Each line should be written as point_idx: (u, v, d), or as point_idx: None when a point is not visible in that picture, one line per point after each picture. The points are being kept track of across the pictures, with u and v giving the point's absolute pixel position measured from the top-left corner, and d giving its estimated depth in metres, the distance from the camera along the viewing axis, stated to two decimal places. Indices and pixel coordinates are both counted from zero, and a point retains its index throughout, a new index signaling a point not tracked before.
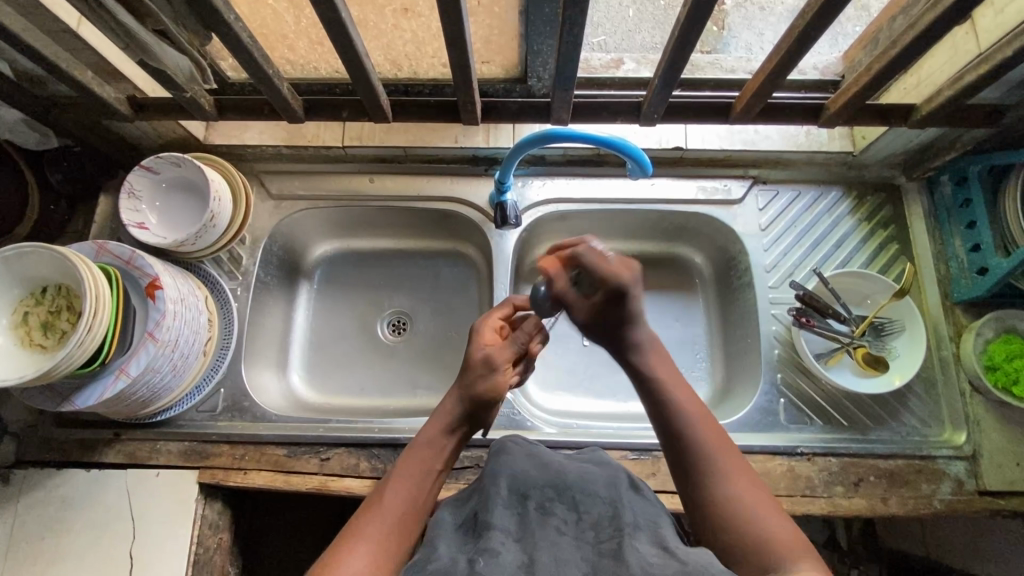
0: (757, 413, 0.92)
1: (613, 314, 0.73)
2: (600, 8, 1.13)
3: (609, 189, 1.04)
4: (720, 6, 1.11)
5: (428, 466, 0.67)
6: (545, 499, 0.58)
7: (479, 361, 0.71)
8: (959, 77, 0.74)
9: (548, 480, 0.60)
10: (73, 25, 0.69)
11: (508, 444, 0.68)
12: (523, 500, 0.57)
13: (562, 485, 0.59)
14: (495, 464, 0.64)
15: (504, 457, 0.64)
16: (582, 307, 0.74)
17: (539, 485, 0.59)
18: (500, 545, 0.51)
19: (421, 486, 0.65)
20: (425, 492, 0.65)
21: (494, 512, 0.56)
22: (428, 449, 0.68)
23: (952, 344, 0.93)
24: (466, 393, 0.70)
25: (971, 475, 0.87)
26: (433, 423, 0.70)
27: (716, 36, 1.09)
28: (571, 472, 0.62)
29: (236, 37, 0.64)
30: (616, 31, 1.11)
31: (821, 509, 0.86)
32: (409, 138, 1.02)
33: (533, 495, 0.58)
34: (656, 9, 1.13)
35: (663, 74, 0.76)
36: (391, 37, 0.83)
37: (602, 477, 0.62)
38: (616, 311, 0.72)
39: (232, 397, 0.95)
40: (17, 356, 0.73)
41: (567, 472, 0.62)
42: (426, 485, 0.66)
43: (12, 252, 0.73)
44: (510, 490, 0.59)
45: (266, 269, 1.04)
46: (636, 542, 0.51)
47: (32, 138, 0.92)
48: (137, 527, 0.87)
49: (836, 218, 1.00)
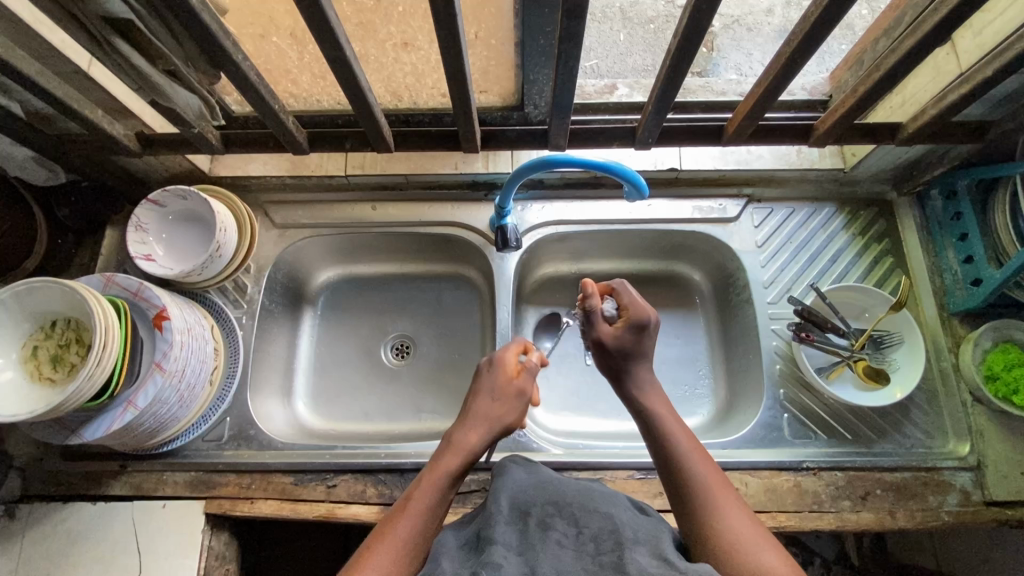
0: (761, 430, 0.93)
1: (630, 344, 0.80)
2: (592, 34, 1.17)
3: (607, 210, 1.05)
4: (708, 30, 1.15)
5: (444, 495, 0.67)
6: (545, 515, 0.58)
7: (513, 392, 0.76)
8: (942, 97, 0.76)
9: (547, 498, 0.60)
10: (84, 66, 0.72)
11: (507, 464, 0.70)
12: (523, 518, 0.58)
13: (563, 502, 0.59)
14: (496, 485, 0.65)
15: (502, 480, 0.65)
16: (604, 332, 0.81)
17: (537, 503, 0.60)
18: (502, 557, 0.52)
19: (437, 515, 0.66)
20: (437, 521, 0.66)
21: (496, 529, 0.56)
22: (447, 474, 0.68)
23: (951, 355, 0.94)
24: (491, 423, 0.73)
25: (978, 486, 0.88)
26: (454, 449, 0.70)
27: (706, 59, 1.13)
28: (570, 489, 0.62)
29: (243, 75, 0.66)
30: (608, 55, 1.15)
31: (830, 524, 0.86)
32: (411, 165, 1.04)
33: (533, 513, 0.58)
34: (647, 34, 1.17)
35: (656, 100, 0.78)
36: (392, 70, 0.87)
37: (602, 495, 0.62)
38: (633, 339, 0.80)
39: (238, 425, 0.95)
40: (27, 390, 0.73)
41: (567, 489, 0.62)
42: (441, 513, 0.66)
43: (22, 285, 0.73)
44: (511, 508, 0.60)
45: (270, 297, 1.05)
46: (637, 556, 0.52)
47: (41, 175, 0.92)
48: (143, 559, 0.87)
49: (831, 234, 1.02)
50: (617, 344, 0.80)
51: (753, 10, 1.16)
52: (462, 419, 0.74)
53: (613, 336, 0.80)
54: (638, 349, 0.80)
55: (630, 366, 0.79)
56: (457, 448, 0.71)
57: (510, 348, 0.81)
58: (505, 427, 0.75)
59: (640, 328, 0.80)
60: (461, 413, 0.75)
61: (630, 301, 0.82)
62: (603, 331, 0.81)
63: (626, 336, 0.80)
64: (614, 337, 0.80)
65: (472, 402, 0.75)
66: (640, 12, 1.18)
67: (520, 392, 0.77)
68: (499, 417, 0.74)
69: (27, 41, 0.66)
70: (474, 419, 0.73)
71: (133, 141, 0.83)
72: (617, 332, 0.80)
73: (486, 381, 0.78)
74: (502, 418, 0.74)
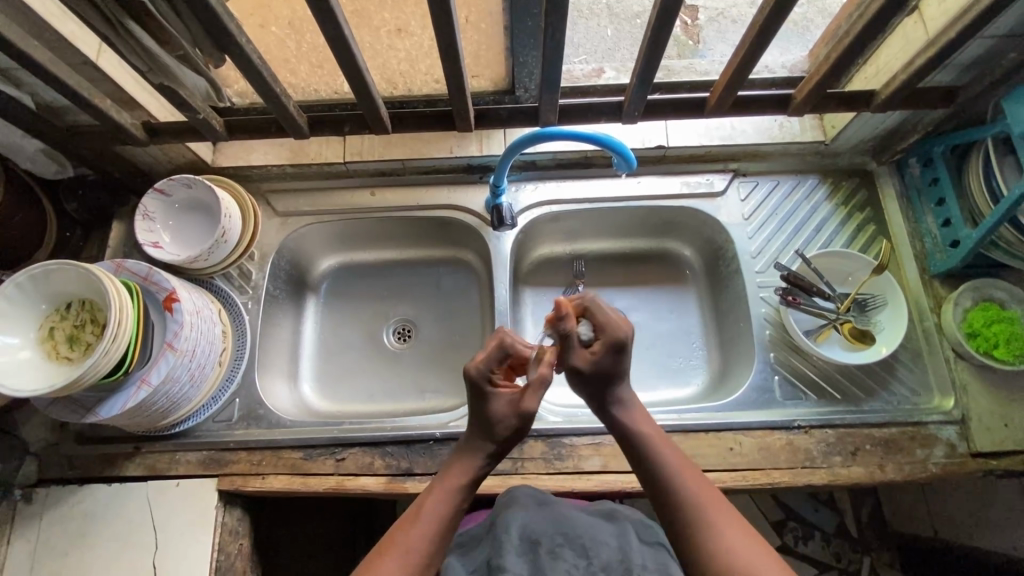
0: (754, 392, 0.96)
1: (609, 366, 0.75)
2: (579, 30, 1.21)
3: (598, 188, 1.09)
4: (693, 23, 1.19)
5: (452, 509, 0.71)
6: (555, 544, 0.76)
7: (506, 414, 0.74)
8: (911, 62, 0.81)
9: (555, 527, 0.78)
10: (92, 56, 0.75)
11: (519, 497, 0.83)
12: (535, 546, 0.76)
13: (573, 535, 0.77)
14: (511, 509, 0.80)
15: (514, 504, 0.82)
16: (579, 358, 0.76)
17: (548, 533, 0.77)
18: None
19: (447, 528, 0.69)
20: (444, 533, 0.69)
21: (507, 558, 0.74)
22: (453, 490, 0.72)
23: (933, 315, 0.98)
24: (491, 441, 0.75)
25: (963, 438, 0.91)
26: (459, 468, 0.74)
27: (692, 50, 1.16)
28: (577, 523, 0.79)
29: (246, 58, 0.69)
30: (596, 51, 1.18)
31: (822, 479, 0.89)
32: (407, 150, 1.07)
33: (545, 542, 0.76)
34: (633, 28, 1.21)
35: (640, 73, 0.81)
36: (386, 57, 0.93)
37: (610, 527, 0.80)
38: (613, 361, 0.75)
39: (247, 406, 0.98)
40: (44, 368, 0.76)
41: (579, 522, 0.79)
42: (450, 526, 0.70)
43: (38, 269, 0.76)
44: (525, 536, 0.77)
45: (275, 283, 1.08)
46: None
47: (51, 169, 0.97)
48: (160, 535, 0.90)
49: (815, 204, 1.06)
50: (597, 371, 0.75)
51: (736, 2, 1.20)
52: (464, 441, 0.76)
53: (590, 361, 0.75)
54: (617, 369, 0.76)
55: (609, 390, 0.77)
56: (462, 466, 0.74)
57: (493, 357, 0.75)
58: (512, 442, 0.76)
59: (618, 352, 0.75)
60: (467, 431, 0.77)
61: (604, 322, 0.77)
62: (581, 357, 0.76)
63: (605, 359, 0.75)
64: (592, 363, 0.75)
65: (474, 423, 0.76)
66: (626, 7, 1.23)
67: (522, 417, 0.73)
68: (505, 436, 0.75)
69: (39, 32, 0.69)
70: (478, 438, 0.75)
71: (140, 130, 0.86)
72: (594, 357, 0.75)
73: (475, 407, 0.75)
74: (499, 434, 0.74)
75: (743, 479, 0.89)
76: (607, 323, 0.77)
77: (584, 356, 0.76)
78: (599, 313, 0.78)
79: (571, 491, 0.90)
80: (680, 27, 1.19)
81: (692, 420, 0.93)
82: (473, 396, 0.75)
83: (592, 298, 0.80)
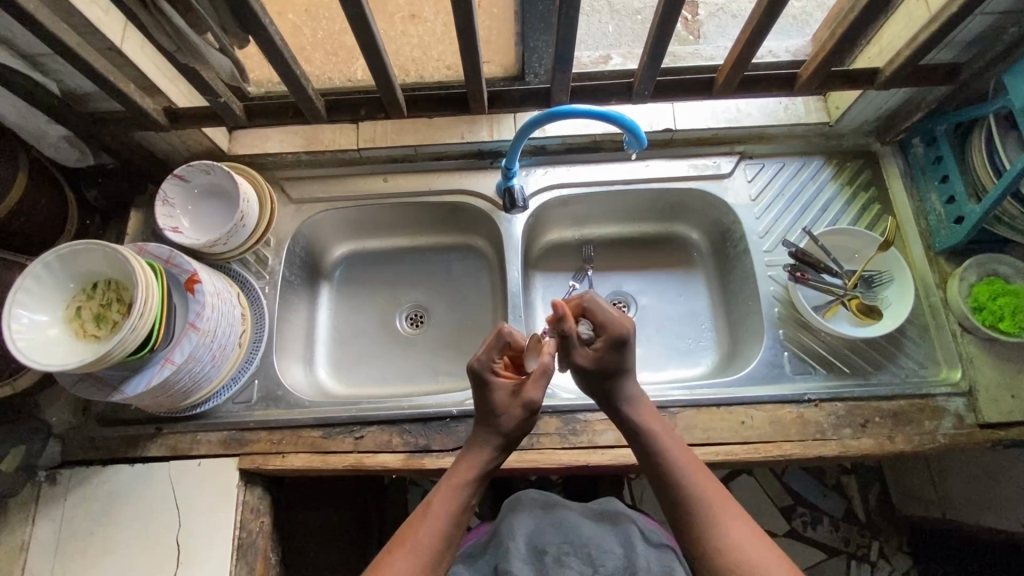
0: (764, 367, 0.98)
1: (612, 363, 0.78)
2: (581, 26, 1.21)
3: (607, 172, 1.11)
4: (694, 19, 1.21)
5: (463, 502, 0.73)
6: (562, 553, 0.85)
7: (517, 405, 0.76)
8: (914, 39, 0.83)
9: (561, 537, 0.86)
10: (117, 41, 0.77)
11: (525, 499, 0.92)
12: (541, 554, 0.84)
13: (578, 543, 0.86)
14: (517, 518, 0.89)
15: (517, 513, 0.90)
16: (582, 355, 0.79)
17: (554, 542, 0.86)
18: None
19: (456, 522, 0.71)
20: (456, 526, 0.71)
21: (515, 564, 0.82)
22: (463, 484, 0.74)
23: (939, 290, 1.00)
24: (496, 436, 0.77)
25: (971, 410, 0.92)
26: (469, 461, 0.76)
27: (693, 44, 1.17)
28: (581, 529, 0.87)
29: (270, 38, 0.71)
30: (597, 47, 1.18)
31: (833, 450, 0.91)
32: (419, 137, 1.10)
33: (550, 550, 0.85)
34: (634, 25, 1.21)
35: (651, 50, 0.83)
36: (399, 43, 0.96)
37: (614, 532, 0.87)
38: (616, 357, 0.78)
39: (266, 387, 1.00)
40: (73, 346, 0.78)
41: (581, 528, 0.87)
42: (460, 519, 0.72)
43: (66, 249, 0.78)
44: (531, 545, 0.85)
45: (290, 269, 1.10)
46: None
47: (72, 155, 0.97)
48: (182, 514, 0.91)
49: (820, 184, 1.08)
50: (602, 367, 0.78)
51: None
52: (471, 435, 0.79)
53: (595, 358, 0.78)
54: (620, 366, 0.78)
55: (613, 385, 0.79)
56: (471, 459, 0.76)
57: (495, 351, 0.78)
58: (517, 435, 0.78)
59: (621, 346, 0.78)
60: (476, 422, 0.79)
61: (605, 319, 0.79)
62: (585, 355, 0.79)
63: (608, 356, 0.78)
64: (595, 361, 0.78)
65: (482, 415, 0.78)
66: (626, 5, 1.24)
67: (526, 407, 0.75)
68: (511, 429, 0.76)
69: (68, 16, 0.72)
70: (488, 431, 0.77)
71: (161, 115, 0.88)
72: (596, 354, 0.78)
73: (480, 396, 0.78)
74: (501, 430, 0.76)
75: (755, 451, 0.90)
76: (607, 318, 0.78)
77: (590, 355, 0.79)
78: (599, 308, 0.80)
79: (585, 465, 0.91)
80: (681, 24, 1.20)
81: (704, 395, 0.95)
82: (477, 386, 0.78)
83: (588, 295, 0.81)
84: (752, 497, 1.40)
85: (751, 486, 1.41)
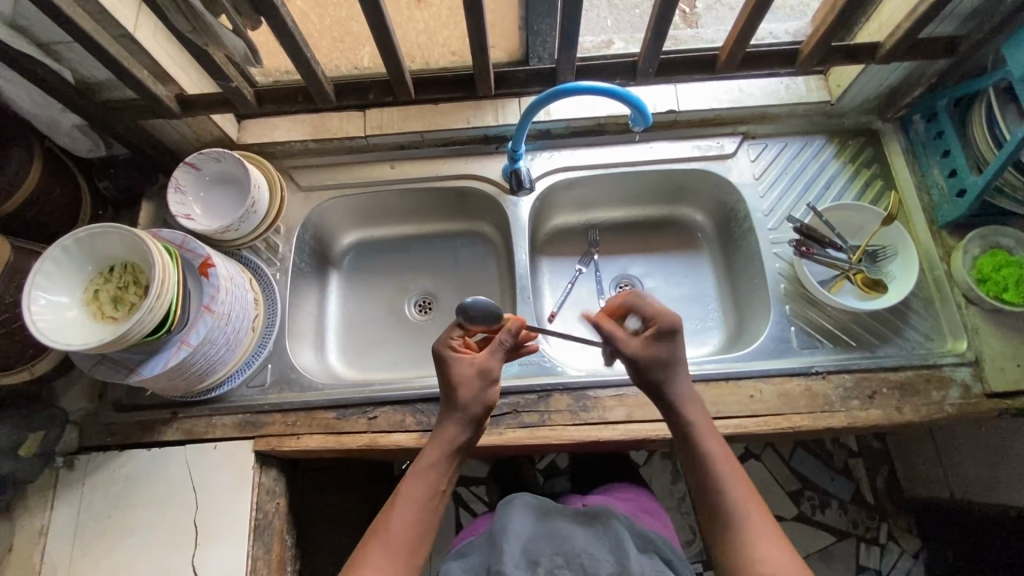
0: (771, 342, 0.99)
1: (664, 352, 0.77)
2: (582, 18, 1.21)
3: (611, 154, 1.12)
4: (692, 11, 1.21)
5: (432, 487, 0.72)
6: (554, 564, 0.79)
7: (473, 374, 0.76)
8: (913, 11, 0.84)
9: (554, 547, 0.82)
10: (131, 28, 0.79)
11: (520, 504, 0.90)
12: (534, 564, 0.79)
13: (571, 554, 0.81)
14: (509, 526, 0.85)
15: (509, 522, 0.86)
16: (627, 345, 0.79)
17: (547, 552, 0.81)
18: None
19: (426, 507, 0.71)
20: (428, 512, 0.71)
21: (507, 567, 0.78)
22: (430, 469, 0.73)
23: (943, 263, 1.01)
24: (463, 416, 0.75)
25: (977, 379, 0.93)
26: (434, 445, 0.75)
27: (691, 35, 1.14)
28: (576, 539, 0.83)
29: (281, 19, 0.73)
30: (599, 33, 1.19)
31: (842, 422, 0.91)
32: (425, 123, 1.11)
33: (543, 560, 0.80)
34: (634, 18, 1.20)
35: (654, 28, 0.84)
36: (406, 29, 0.97)
37: (611, 542, 0.83)
38: (665, 348, 0.77)
39: (279, 371, 1.01)
40: (92, 327, 0.79)
41: (575, 539, 0.83)
42: (430, 505, 0.71)
43: (84, 232, 0.80)
44: (524, 554, 0.81)
45: (300, 256, 1.11)
46: None
47: (87, 146, 1.00)
48: (199, 497, 0.92)
49: (823, 162, 1.09)
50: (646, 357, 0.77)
51: None
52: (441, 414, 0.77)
53: (644, 347, 0.78)
54: (668, 356, 0.77)
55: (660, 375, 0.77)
56: (438, 441, 0.75)
57: (452, 327, 0.81)
58: (484, 410, 0.76)
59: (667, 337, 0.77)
60: (441, 404, 0.78)
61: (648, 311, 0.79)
62: (628, 344, 0.79)
63: (656, 348, 0.77)
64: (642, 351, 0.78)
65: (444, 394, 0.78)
66: None
67: (483, 375, 0.76)
68: (471, 405, 0.75)
69: (83, 1, 0.73)
70: (450, 411, 0.76)
71: (173, 102, 0.90)
72: (646, 344, 0.78)
73: (443, 377, 0.78)
74: (466, 407, 0.75)
75: (765, 423, 0.91)
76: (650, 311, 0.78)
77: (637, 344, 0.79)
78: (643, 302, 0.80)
79: (597, 440, 0.92)
80: (679, 16, 1.21)
81: (713, 370, 0.96)
82: (439, 367, 0.78)
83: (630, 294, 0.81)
84: (760, 481, 1.41)
85: (759, 470, 1.42)
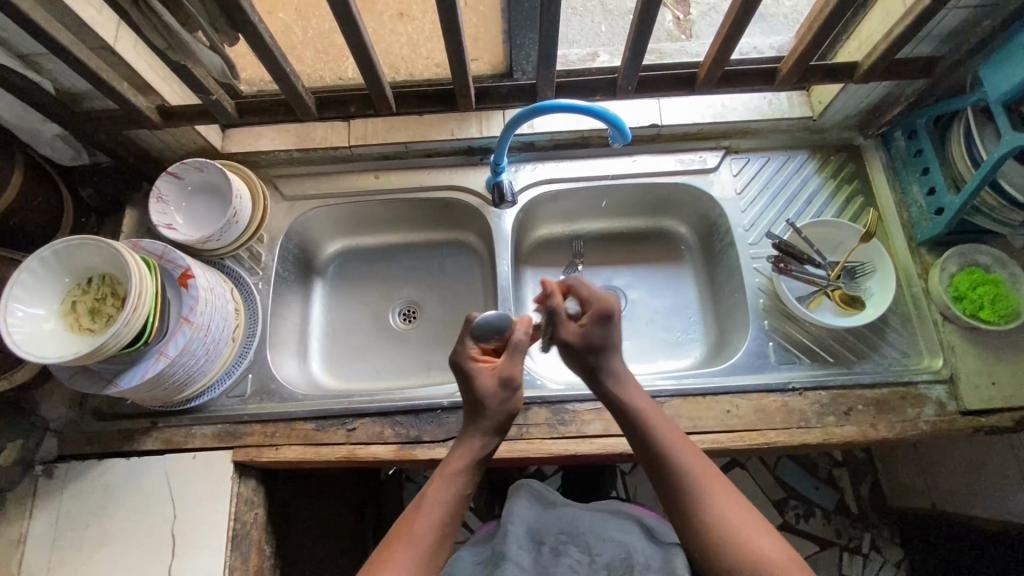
0: (749, 357, 0.99)
1: (599, 337, 0.77)
2: (573, 27, 1.22)
3: (595, 167, 1.13)
4: (686, 18, 1.22)
5: (457, 493, 0.72)
6: (559, 543, 0.83)
7: (498, 385, 0.75)
8: (890, 32, 0.85)
9: (560, 529, 0.85)
10: (110, 41, 0.79)
11: (527, 487, 0.91)
12: (539, 544, 0.83)
13: (576, 534, 0.83)
14: (517, 507, 0.87)
15: (517, 504, 0.88)
16: (569, 330, 0.78)
17: (551, 532, 0.84)
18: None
19: (450, 511, 0.71)
20: (453, 517, 0.71)
21: (511, 547, 0.81)
22: (455, 475, 0.73)
23: (921, 280, 1.01)
24: (490, 426, 0.75)
25: (952, 397, 0.94)
26: (458, 453, 0.75)
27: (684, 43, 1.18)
28: (581, 521, 0.85)
29: (257, 36, 0.73)
30: (589, 43, 1.19)
31: (817, 438, 0.92)
32: (410, 133, 1.11)
33: (548, 540, 0.83)
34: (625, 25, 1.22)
35: (632, 45, 0.84)
36: (390, 41, 0.98)
37: (616, 524, 0.85)
38: (603, 332, 0.77)
39: (259, 381, 1.02)
40: (67, 339, 0.79)
41: (581, 521, 0.85)
42: (455, 511, 0.71)
43: (63, 245, 0.80)
44: (531, 535, 0.84)
45: (283, 265, 1.11)
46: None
47: (68, 154, 1.00)
48: (177, 506, 0.92)
49: (804, 177, 1.10)
50: (586, 341, 0.77)
51: None
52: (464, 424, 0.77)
53: (579, 332, 0.77)
54: (607, 341, 0.77)
55: (600, 361, 0.78)
56: (464, 447, 0.75)
57: (468, 337, 0.79)
58: (508, 418, 0.76)
59: (607, 319, 0.77)
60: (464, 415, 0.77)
61: (590, 295, 0.80)
62: (570, 330, 0.77)
63: (594, 331, 0.77)
64: (581, 334, 0.77)
65: (469, 405, 0.76)
66: (619, 5, 1.24)
67: (506, 384, 0.75)
68: (500, 412, 0.75)
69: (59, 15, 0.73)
70: (476, 422, 0.76)
71: (154, 113, 0.90)
72: (583, 330, 0.77)
73: (467, 387, 0.77)
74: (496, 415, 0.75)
75: (741, 439, 0.92)
76: (592, 296, 0.79)
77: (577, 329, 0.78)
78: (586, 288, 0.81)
79: (575, 454, 0.93)
80: (672, 23, 1.22)
81: (690, 385, 0.96)
82: (460, 378, 0.77)
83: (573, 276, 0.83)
84: (744, 491, 1.41)
85: (743, 480, 1.42)
